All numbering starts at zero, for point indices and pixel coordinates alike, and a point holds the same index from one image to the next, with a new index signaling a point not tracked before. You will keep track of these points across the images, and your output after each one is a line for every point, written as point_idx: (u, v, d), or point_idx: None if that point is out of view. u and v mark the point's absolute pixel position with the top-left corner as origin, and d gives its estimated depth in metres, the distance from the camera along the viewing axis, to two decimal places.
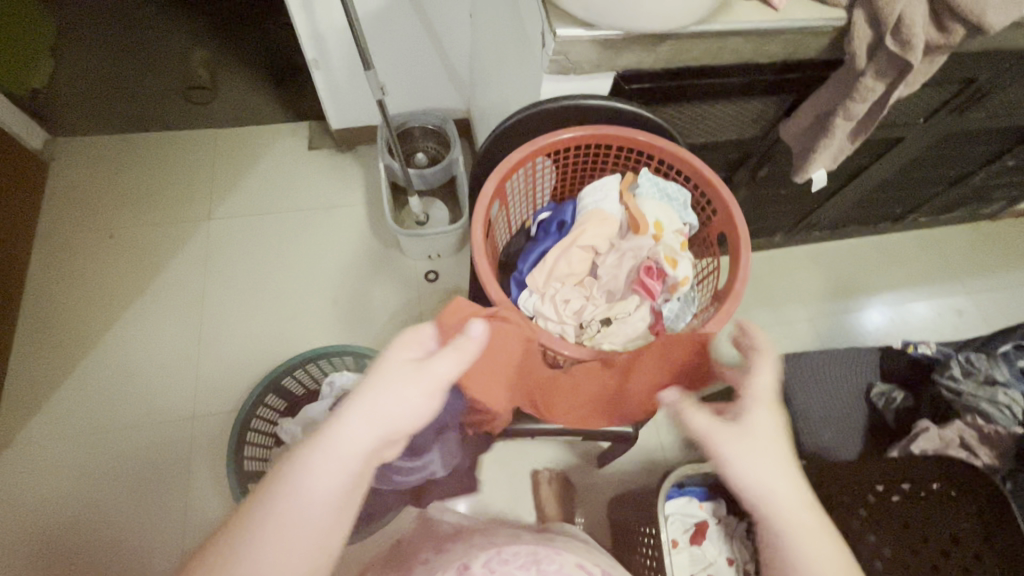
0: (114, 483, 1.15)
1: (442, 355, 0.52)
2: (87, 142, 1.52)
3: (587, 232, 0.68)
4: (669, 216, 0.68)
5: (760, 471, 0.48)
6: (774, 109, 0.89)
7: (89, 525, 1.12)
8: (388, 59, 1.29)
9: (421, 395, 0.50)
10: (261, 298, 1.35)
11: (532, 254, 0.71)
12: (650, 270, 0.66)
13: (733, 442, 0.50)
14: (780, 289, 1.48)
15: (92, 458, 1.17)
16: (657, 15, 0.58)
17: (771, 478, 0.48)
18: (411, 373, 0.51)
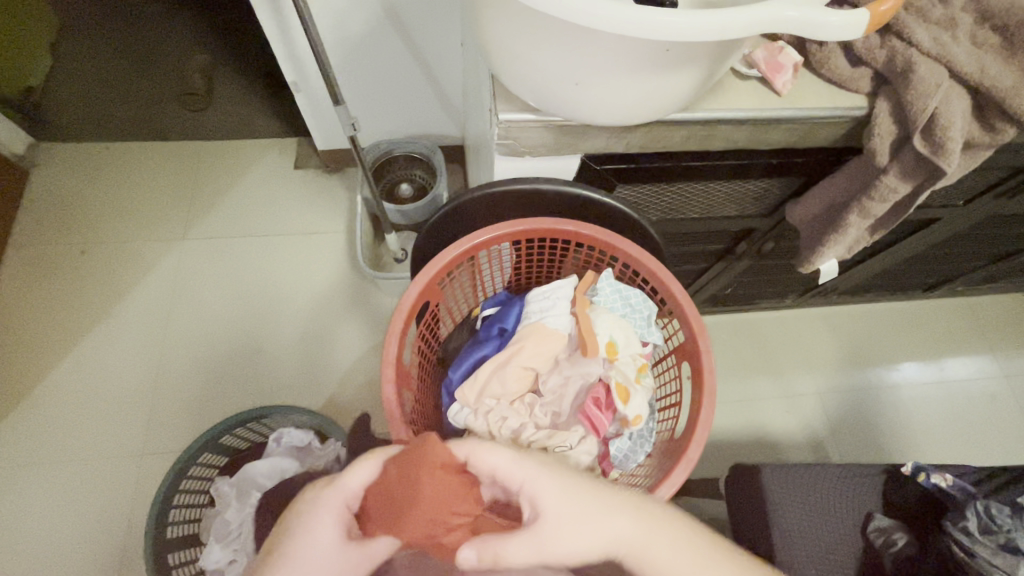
0: (54, 514, 1.11)
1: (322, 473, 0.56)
2: (71, 150, 1.47)
3: (525, 349, 0.60)
4: (626, 334, 0.60)
5: (596, 538, 0.43)
6: (779, 189, 0.77)
7: (24, 562, 1.08)
8: (373, 85, 1.19)
9: None
10: (225, 327, 1.28)
11: (467, 362, 0.64)
12: (598, 399, 0.58)
13: (546, 524, 0.43)
14: (789, 356, 1.33)
15: (36, 486, 1.13)
16: (619, 113, 0.47)
17: (603, 535, 0.43)
18: (297, 515, 0.53)
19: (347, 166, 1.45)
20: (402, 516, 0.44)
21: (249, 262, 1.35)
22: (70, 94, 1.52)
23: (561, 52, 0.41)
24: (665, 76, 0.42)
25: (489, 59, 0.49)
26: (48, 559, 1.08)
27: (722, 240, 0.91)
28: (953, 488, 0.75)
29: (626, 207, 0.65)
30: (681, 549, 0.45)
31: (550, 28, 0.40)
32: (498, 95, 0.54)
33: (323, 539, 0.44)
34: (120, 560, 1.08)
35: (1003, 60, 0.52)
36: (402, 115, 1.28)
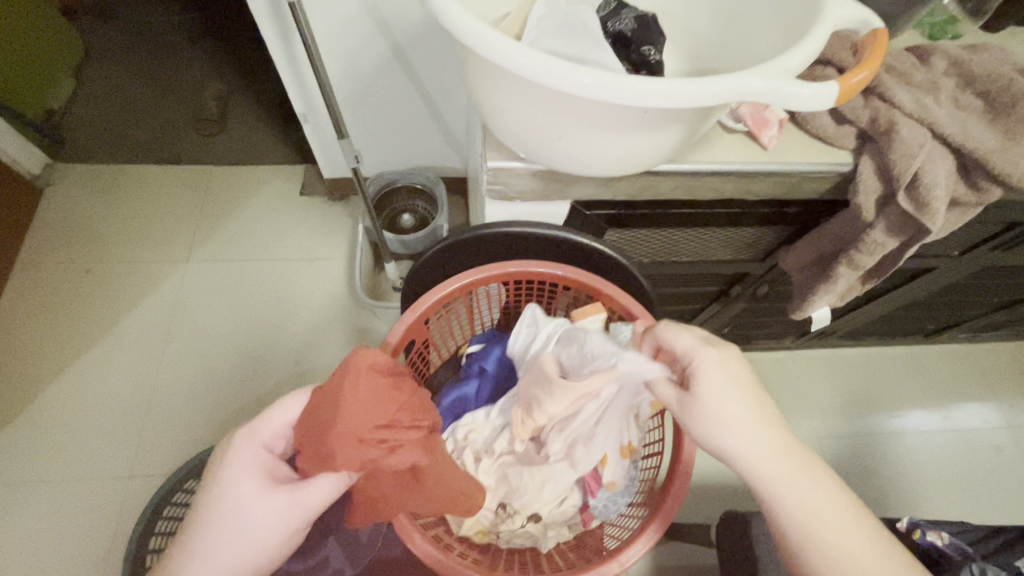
0: (35, 536, 1.10)
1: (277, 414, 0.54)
2: (84, 170, 1.51)
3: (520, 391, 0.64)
4: None
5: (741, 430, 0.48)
6: (771, 237, 0.77)
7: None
8: (379, 118, 1.22)
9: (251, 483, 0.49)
10: (221, 350, 1.28)
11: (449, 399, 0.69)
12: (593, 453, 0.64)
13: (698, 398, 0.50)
14: (788, 399, 1.30)
15: (20, 505, 1.13)
16: (606, 166, 0.48)
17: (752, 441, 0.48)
18: (243, 461, 0.50)
19: (351, 194, 1.47)
20: (334, 412, 0.48)
21: (248, 286, 1.36)
22: (91, 116, 1.57)
23: (545, 112, 0.43)
24: (646, 134, 0.44)
25: (479, 112, 0.51)
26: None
27: (716, 282, 0.91)
28: (948, 547, 0.72)
29: (613, 253, 0.66)
30: (853, 527, 0.46)
31: (533, 91, 0.41)
32: (487, 141, 0.55)
33: (246, 486, 0.48)
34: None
35: (985, 123, 0.53)
36: (406, 147, 1.31)
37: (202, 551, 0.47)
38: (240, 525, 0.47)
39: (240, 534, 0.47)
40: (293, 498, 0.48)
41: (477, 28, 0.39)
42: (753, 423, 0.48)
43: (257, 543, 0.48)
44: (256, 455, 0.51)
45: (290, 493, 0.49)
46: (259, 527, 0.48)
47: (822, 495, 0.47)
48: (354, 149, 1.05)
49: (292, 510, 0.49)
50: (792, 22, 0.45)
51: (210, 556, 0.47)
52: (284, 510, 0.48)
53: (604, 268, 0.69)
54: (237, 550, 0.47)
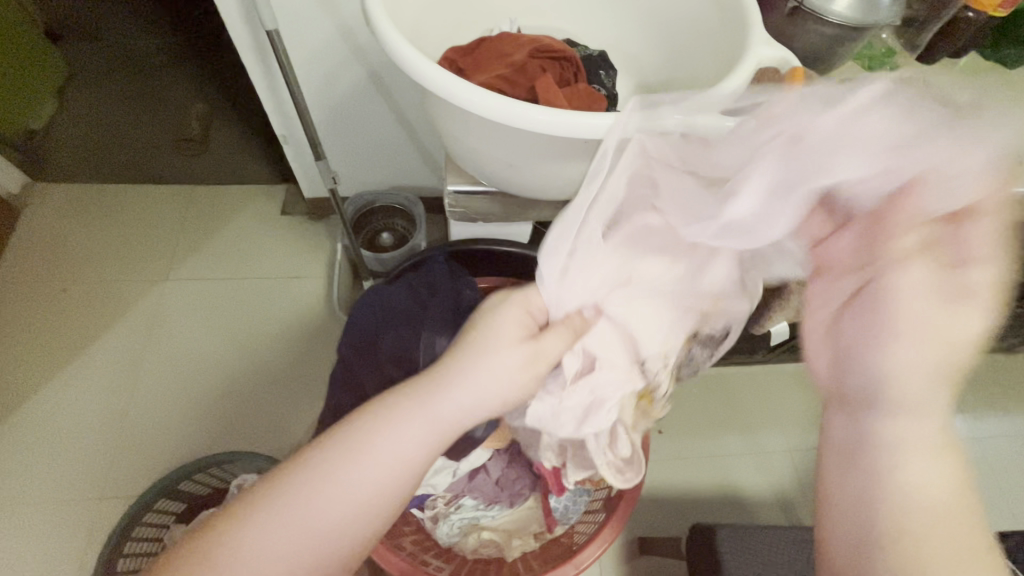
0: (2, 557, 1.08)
1: (554, 335, 0.50)
2: (64, 189, 1.52)
3: None
4: None
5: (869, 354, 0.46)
6: None
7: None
8: (357, 140, 1.25)
9: (516, 366, 0.47)
10: (197, 367, 1.28)
11: None
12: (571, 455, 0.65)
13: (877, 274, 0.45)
14: (759, 411, 1.33)
15: None
16: (565, 189, 0.55)
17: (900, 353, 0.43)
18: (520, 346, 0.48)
19: (331, 213, 1.49)
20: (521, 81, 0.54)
21: (227, 304, 1.37)
22: (74, 136, 1.58)
23: (503, 146, 0.49)
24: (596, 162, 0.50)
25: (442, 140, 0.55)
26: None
27: None
28: None
29: None
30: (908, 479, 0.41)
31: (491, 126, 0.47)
32: (448, 167, 0.58)
33: (510, 353, 0.47)
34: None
35: None
36: (384, 167, 1.33)
37: (452, 388, 0.44)
38: (485, 365, 0.45)
39: (483, 392, 0.45)
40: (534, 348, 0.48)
41: (448, 80, 0.44)
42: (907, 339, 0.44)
43: (489, 395, 0.45)
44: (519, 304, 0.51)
45: (529, 347, 0.48)
46: (498, 376, 0.46)
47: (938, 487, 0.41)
48: (331, 170, 1.07)
49: (525, 373, 0.47)
50: (722, 63, 0.50)
51: (460, 387, 0.44)
52: (520, 364, 0.47)
53: None
54: (471, 396, 0.44)
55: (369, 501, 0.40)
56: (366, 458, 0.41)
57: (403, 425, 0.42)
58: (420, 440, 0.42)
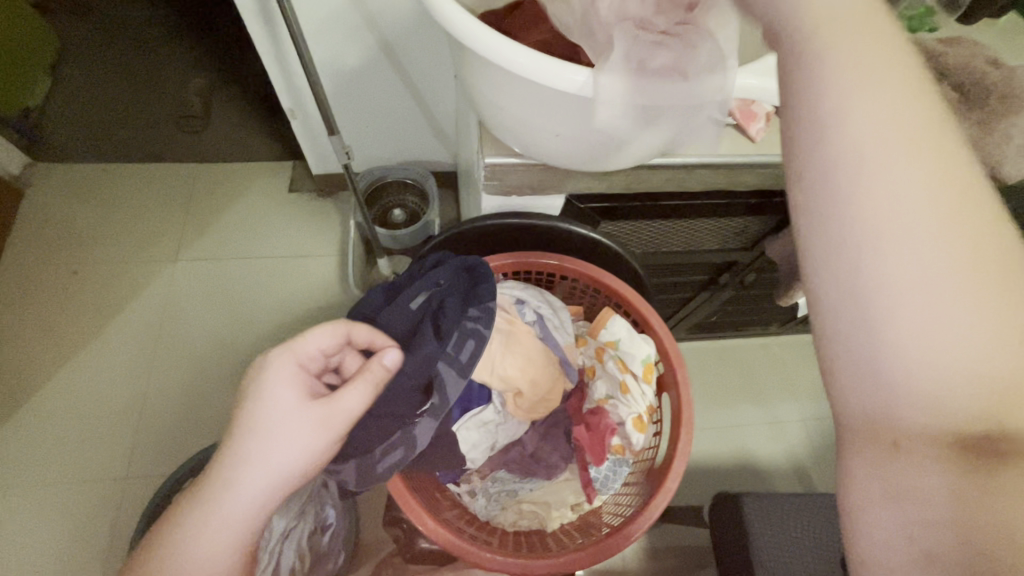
0: (29, 538, 1.10)
1: (349, 390, 0.53)
2: (66, 170, 1.49)
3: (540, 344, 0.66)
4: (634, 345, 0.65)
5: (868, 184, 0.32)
6: (758, 225, 0.79)
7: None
8: (368, 114, 1.22)
9: (306, 427, 0.50)
10: (212, 348, 1.28)
11: None
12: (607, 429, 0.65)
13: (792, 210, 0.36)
14: (773, 382, 1.34)
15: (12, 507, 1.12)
16: (607, 160, 0.51)
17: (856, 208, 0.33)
18: (308, 414, 0.51)
19: (340, 190, 1.47)
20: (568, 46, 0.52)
21: (239, 285, 1.36)
22: (73, 113, 1.55)
23: (542, 110, 0.46)
24: (639, 134, 0.47)
25: (476, 107, 0.53)
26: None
27: (704, 271, 0.93)
28: None
29: (609, 242, 0.68)
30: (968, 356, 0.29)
31: (529, 89, 0.44)
32: (483, 138, 0.57)
33: (286, 402, 0.51)
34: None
35: (961, 116, 0.56)
36: (395, 142, 1.30)
37: (249, 449, 0.49)
38: (274, 430, 0.50)
39: (276, 464, 0.49)
40: (325, 410, 0.51)
41: (484, 35, 0.41)
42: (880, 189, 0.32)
43: (276, 463, 0.49)
44: (291, 370, 0.54)
45: (319, 409, 0.51)
46: (285, 435, 0.50)
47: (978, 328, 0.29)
48: (344, 145, 1.05)
49: (322, 423, 0.51)
50: None
51: (260, 454, 0.49)
52: (310, 424, 0.51)
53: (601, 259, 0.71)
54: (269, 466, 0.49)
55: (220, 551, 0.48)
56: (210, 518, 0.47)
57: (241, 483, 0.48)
58: (258, 494, 0.48)
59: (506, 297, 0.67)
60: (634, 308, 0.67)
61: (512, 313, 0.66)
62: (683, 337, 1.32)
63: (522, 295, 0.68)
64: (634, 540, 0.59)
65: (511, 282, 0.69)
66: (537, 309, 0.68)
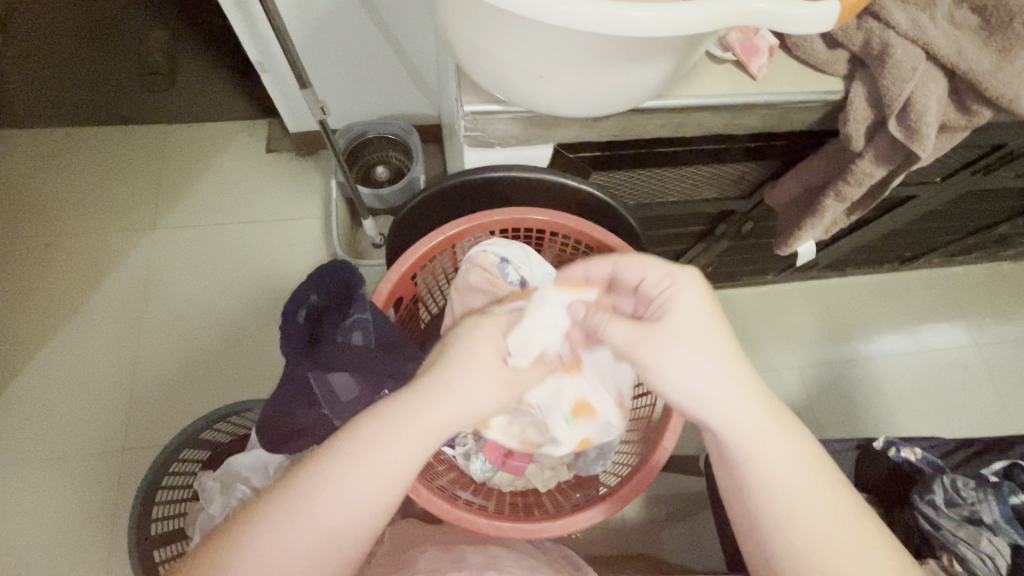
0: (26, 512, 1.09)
1: None
2: (27, 136, 1.40)
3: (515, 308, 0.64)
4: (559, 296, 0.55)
5: (694, 367, 0.45)
6: (757, 171, 0.76)
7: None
8: (343, 65, 1.14)
9: None
10: (199, 317, 1.25)
11: None
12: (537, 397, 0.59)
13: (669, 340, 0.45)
14: (769, 331, 1.34)
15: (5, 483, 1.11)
16: (596, 102, 0.46)
17: (707, 383, 0.45)
18: None
19: (320, 149, 1.40)
20: None
21: (222, 252, 1.31)
22: (28, 75, 1.44)
23: (522, 44, 0.40)
24: (631, 68, 0.42)
25: (452, 47, 0.48)
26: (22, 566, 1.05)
27: (700, 222, 0.90)
28: (923, 462, 0.75)
29: (602, 194, 0.64)
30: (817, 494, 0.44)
31: (513, 20, 0.38)
32: (463, 85, 0.52)
33: None
34: (96, 562, 1.06)
35: (979, 43, 0.51)
36: (374, 95, 1.23)
37: (453, 380, 0.45)
38: (466, 376, 0.46)
39: None
40: None
41: None
42: (711, 362, 0.45)
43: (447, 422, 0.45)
44: None
45: (506, 369, 0.48)
46: (473, 389, 0.46)
47: (797, 461, 0.45)
48: (319, 99, 0.98)
49: None
50: None
51: (433, 411, 0.44)
52: (500, 381, 0.47)
53: (592, 213, 0.68)
54: (445, 414, 0.44)
55: (322, 549, 0.41)
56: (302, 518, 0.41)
57: (356, 464, 0.42)
58: None
59: (490, 258, 0.64)
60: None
61: (495, 276, 0.63)
62: None
63: (506, 254, 0.64)
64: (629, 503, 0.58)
65: (497, 240, 0.66)
66: (523, 271, 0.64)
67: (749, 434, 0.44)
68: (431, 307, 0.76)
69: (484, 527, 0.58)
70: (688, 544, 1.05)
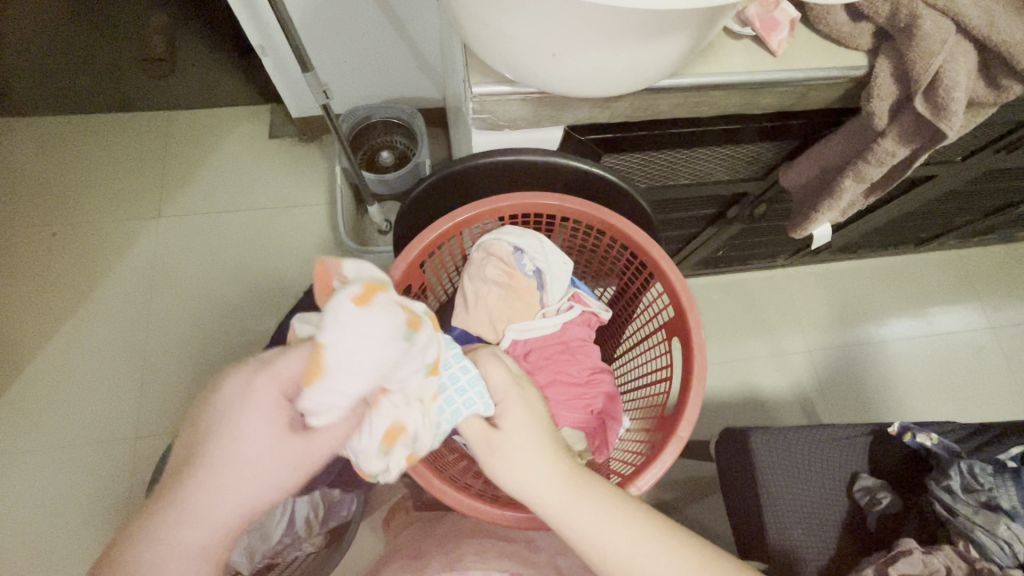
0: (42, 498, 1.10)
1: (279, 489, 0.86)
2: (29, 124, 1.39)
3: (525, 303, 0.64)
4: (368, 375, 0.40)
5: (518, 469, 0.48)
6: (773, 152, 0.73)
7: (14, 557, 1.06)
8: (345, 47, 1.12)
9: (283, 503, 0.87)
10: (206, 306, 1.25)
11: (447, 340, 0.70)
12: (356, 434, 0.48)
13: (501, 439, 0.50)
14: (779, 315, 1.32)
15: (21, 470, 1.12)
16: (608, 82, 0.45)
17: (527, 474, 0.48)
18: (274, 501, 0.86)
19: (324, 134, 1.38)
20: None
21: (228, 239, 1.31)
22: (29, 62, 1.43)
23: (533, 20, 0.39)
24: (646, 45, 0.40)
25: (460, 26, 0.46)
26: (41, 551, 1.07)
27: (712, 205, 0.88)
28: (939, 446, 0.74)
29: (613, 177, 0.62)
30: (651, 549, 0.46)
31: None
32: (471, 66, 0.51)
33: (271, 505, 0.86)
34: (112, 546, 1.07)
35: (1013, 14, 0.49)
36: (378, 78, 1.21)
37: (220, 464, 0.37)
38: (240, 468, 0.37)
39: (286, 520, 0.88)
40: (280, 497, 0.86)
41: None
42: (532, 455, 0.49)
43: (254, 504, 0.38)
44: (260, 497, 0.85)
45: (300, 443, 0.39)
46: (253, 468, 0.37)
47: (622, 526, 0.46)
48: (321, 83, 0.96)
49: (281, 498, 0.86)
50: None
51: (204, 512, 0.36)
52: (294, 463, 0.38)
53: (604, 196, 0.66)
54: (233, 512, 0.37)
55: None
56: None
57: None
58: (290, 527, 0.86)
59: (505, 246, 0.63)
60: (642, 249, 0.62)
61: (511, 266, 0.63)
62: (687, 274, 1.29)
63: (521, 243, 0.64)
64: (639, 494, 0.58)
65: (509, 227, 0.64)
66: (538, 262, 0.64)
67: (559, 505, 0.47)
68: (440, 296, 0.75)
69: (496, 517, 0.57)
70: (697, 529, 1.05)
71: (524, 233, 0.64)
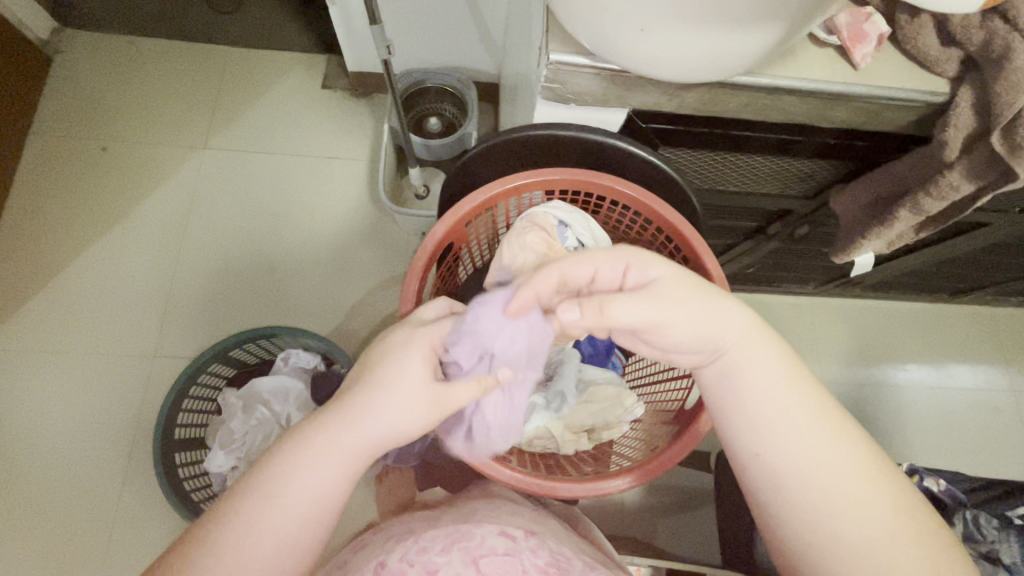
0: (58, 399, 1.14)
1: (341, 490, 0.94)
2: (94, 39, 1.42)
3: None
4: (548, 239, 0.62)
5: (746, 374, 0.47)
6: (829, 172, 0.72)
7: (26, 452, 1.11)
8: (412, 7, 1.12)
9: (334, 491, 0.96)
10: (237, 241, 1.27)
11: None
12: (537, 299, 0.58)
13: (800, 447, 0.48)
14: (799, 342, 1.31)
15: (41, 369, 1.16)
16: (686, 67, 0.45)
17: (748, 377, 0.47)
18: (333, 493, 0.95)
19: (375, 92, 1.39)
20: None
21: (267, 180, 1.33)
22: None
23: None
24: (736, 32, 0.40)
25: None
26: (51, 450, 1.11)
27: (755, 218, 0.87)
28: (944, 494, 0.73)
29: (669, 169, 0.62)
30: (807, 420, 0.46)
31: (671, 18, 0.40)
32: (550, 32, 0.51)
33: None
34: (117, 457, 1.11)
35: None
36: (438, 43, 1.21)
37: (373, 394, 0.47)
38: (392, 401, 0.47)
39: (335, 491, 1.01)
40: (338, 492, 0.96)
41: None
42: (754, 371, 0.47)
43: (396, 431, 0.47)
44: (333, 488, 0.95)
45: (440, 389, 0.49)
46: (404, 392, 0.47)
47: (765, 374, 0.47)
48: (386, 38, 0.97)
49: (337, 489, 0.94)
50: None
51: (361, 432, 0.46)
52: (428, 406, 0.48)
53: (655, 187, 0.66)
54: (375, 435, 0.46)
55: (279, 552, 0.44)
56: (256, 531, 0.43)
57: (301, 469, 0.45)
58: None
59: (549, 218, 0.64)
60: (687, 244, 0.62)
61: (554, 237, 0.63)
62: None
63: (567, 218, 0.65)
64: (640, 483, 0.59)
65: (556, 201, 0.66)
66: (580, 238, 0.65)
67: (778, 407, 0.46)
68: (476, 259, 0.76)
69: (505, 477, 0.59)
70: (682, 536, 1.06)
71: (569, 208, 0.66)
